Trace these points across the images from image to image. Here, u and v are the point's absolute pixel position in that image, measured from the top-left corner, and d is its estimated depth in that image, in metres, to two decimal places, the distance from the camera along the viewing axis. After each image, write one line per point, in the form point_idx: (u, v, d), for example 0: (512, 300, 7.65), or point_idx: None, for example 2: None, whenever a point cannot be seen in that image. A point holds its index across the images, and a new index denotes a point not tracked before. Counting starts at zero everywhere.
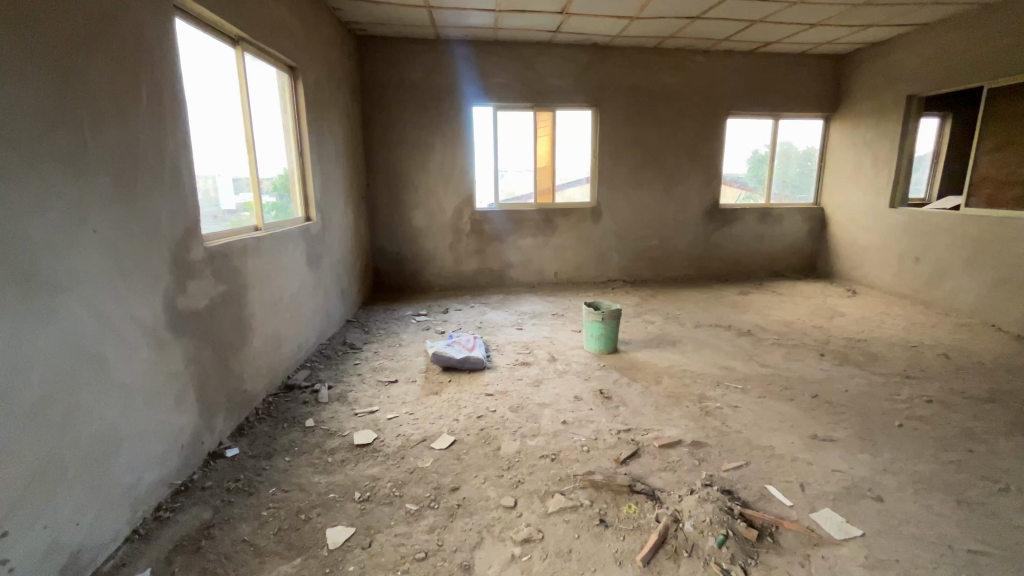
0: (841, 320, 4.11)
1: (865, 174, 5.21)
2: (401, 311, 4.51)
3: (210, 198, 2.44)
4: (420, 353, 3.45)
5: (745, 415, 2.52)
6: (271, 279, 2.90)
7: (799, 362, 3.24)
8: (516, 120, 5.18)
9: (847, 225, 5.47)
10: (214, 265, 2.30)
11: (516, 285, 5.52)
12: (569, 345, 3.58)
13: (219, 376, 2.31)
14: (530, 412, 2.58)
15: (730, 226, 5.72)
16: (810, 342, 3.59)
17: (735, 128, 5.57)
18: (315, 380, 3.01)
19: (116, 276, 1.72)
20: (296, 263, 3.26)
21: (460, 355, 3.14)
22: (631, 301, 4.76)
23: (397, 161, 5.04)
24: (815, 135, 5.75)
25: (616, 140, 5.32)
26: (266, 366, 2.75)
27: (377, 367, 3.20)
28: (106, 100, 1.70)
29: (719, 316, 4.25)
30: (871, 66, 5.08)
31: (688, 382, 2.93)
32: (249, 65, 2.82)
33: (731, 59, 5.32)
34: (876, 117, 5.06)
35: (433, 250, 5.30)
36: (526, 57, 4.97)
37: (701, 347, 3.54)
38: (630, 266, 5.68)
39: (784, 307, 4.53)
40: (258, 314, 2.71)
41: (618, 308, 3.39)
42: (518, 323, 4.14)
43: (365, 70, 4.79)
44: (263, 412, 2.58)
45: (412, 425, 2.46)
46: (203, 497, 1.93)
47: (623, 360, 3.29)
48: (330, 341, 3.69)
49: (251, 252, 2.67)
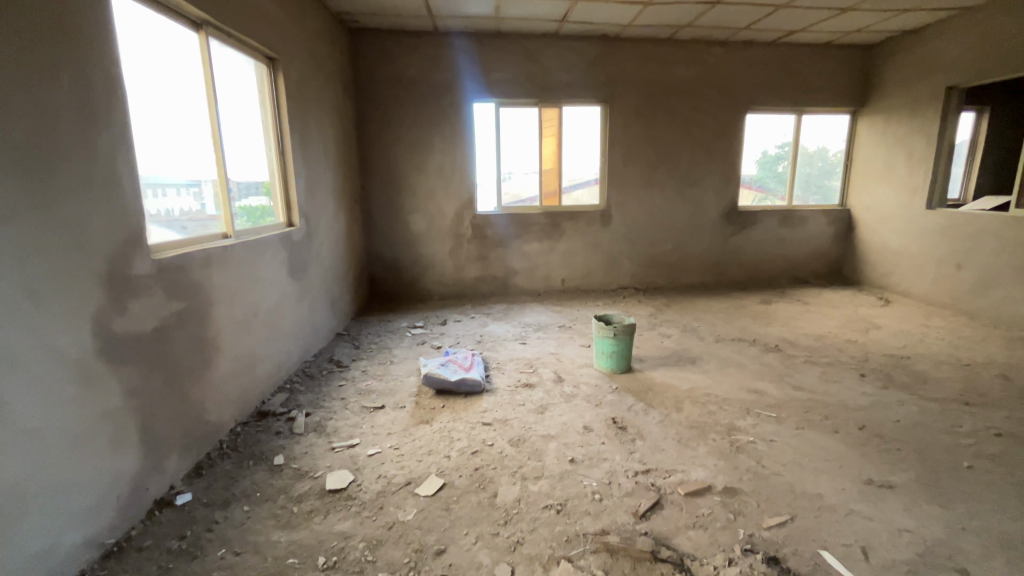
0: (877, 333, 3.73)
1: (897, 173, 4.82)
2: (396, 323, 4.18)
3: (161, 203, 2.10)
4: (411, 373, 3.11)
5: (782, 452, 2.17)
6: (243, 292, 2.57)
7: (837, 384, 2.87)
8: (521, 118, 4.85)
9: (878, 227, 5.07)
10: (166, 279, 1.98)
11: (521, 293, 5.19)
12: (578, 363, 3.24)
13: (173, 409, 1.99)
14: (533, 448, 2.24)
15: (750, 230, 5.35)
16: (847, 360, 3.22)
17: (754, 125, 5.20)
18: (293, 405, 2.68)
19: (20, 298, 1.39)
20: (275, 273, 2.94)
21: (456, 377, 2.80)
22: (645, 311, 4.41)
23: (394, 162, 4.74)
24: (841, 131, 5.36)
25: (627, 138, 4.97)
26: (235, 392, 2.43)
27: (362, 391, 2.87)
28: (10, 83, 1.38)
29: (742, 328, 3.89)
30: (904, 55, 4.69)
31: (713, 410, 2.57)
32: (216, 52, 2.51)
33: (751, 50, 4.96)
34: (911, 111, 4.66)
35: (432, 256, 4.98)
36: (531, 50, 4.65)
37: (725, 365, 3.18)
38: (642, 272, 5.32)
39: (812, 318, 4.15)
40: (226, 334, 2.39)
41: (632, 323, 3.04)
42: (521, 337, 3.79)
43: (359, 65, 4.50)
44: (229, 445, 2.26)
45: (396, 463, 2.13)
46: (138, 561, 1.61)
47: (637, 382, 2.94)
48: (315, 358, 3.37)
49: (216, 263, 2.35)
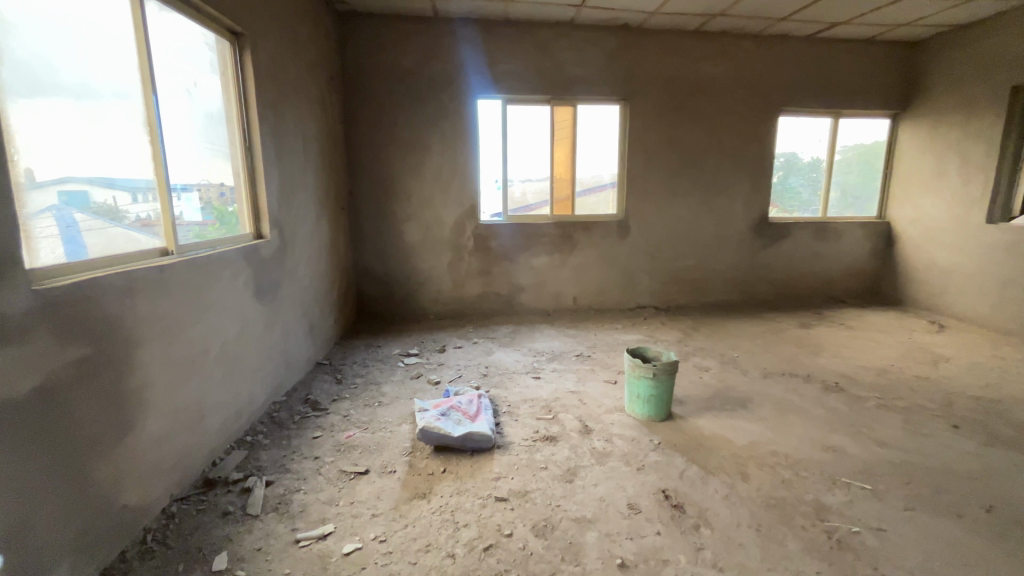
0: (948, 368, 3.21)
1: (949, 182, 4.35)
2: (387, 350, 3.60)
3: (87, 211, 1.62)
4: (404, 421, 2.53)
5: (900, 551, 1.63)
6: (187, 326, 1.98)
7: (928, 439, 2.33)
8: (530, 117, 4.32)
9: (925, 242, 4.60)
10: (56, 320, 1.40)
11: (528, 312, 4.62)
12: (605, 406, 2.68)
13: (68, 501, 1.41)
14: (567, 541, 1.67)
15: (781, 244, 4.83)
16: (927, 405, 2.69)
17: (787, 128, 4.70)
18: (252, 469, 2.09)
19: None
20: (234, 298, 2.34)
21: (460, 431, 2.23)
22: (672, 337, 3.86)
23: (386, 165, 4.19)
24: (880, 136, 4.88)
25: (648, 140, 4.45)
26: (170, 458, 1.84)
27: (342, 447, 2.28)
28: None
29: (788, 360, 3.35)
30: (958, 54, 4.22)
31: (789, 479, 2.02)
32: (155, 14, 1.95)
33: (786, 44, 4.47)
34: (966, 114, 4.20)
35: (428, 270, 4.42)
36: (543, 40, 4.13)
37: (783, 411, 2.64)
38: (662, 290, 4.77)
39: (866, 347, 3.62)
40: (159, 382, 1.81)
41: (674, 360, 2.48)
42: (534, 369, 3.23)
43: (348, 54, 3.96)
44: (155, 539, 1.66)
45: (381, 568, 1.55)
46: None
47: (683, 435, 2.39)
48: (288, 398, 2.78)
49: (144, 288, 1.76)
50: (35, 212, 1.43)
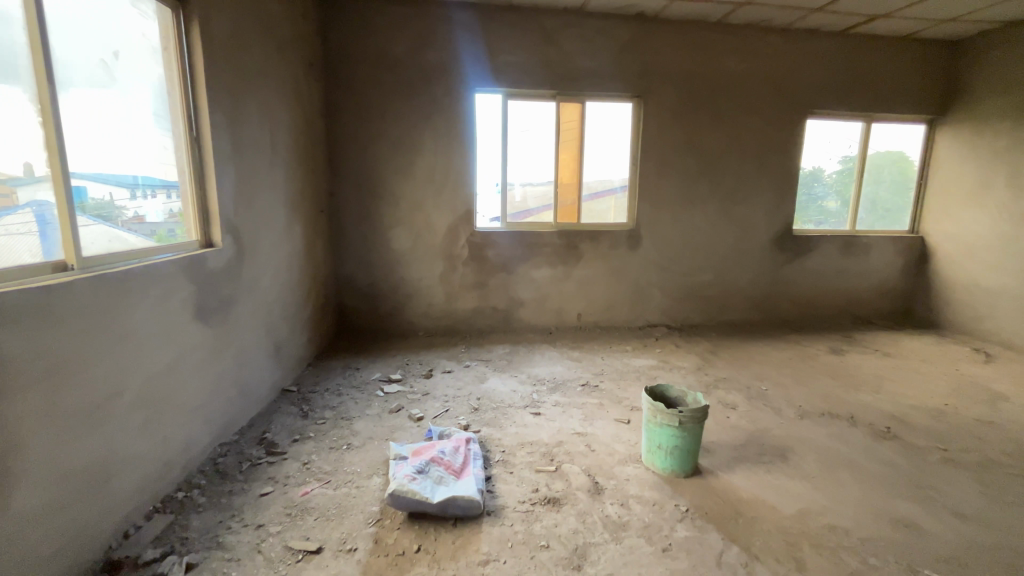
0: (1011, 410, 2.78)
1: (995, 194, 3.94)
2: (366, 375, 3.15)
3: None
4: (375, 472, 2.09)
5: None
6: (89, 363, 1.54)
7: (1017, 510, 1.90)
8: (533, 113, 3.89)
9: (965, 259, 4.18)
10: None
11: (527, 329, 4.19)
12: (618, 455, 2.24)
13: None
14: None
15: (806, 259, 4.40)
16: (1001, 460, 2.25)
17: (816, 132, 4.28)
18: (174, 543, 1.64)
19: None
20: (167, 321, 1.90)
21: (440, 496, 1.78)
22: (690, 363, 3.43)
23: (372, 164, 3.75)
24: (915, 143, 4.46)
25: (664, 142, 4.03)
26: (55, 539, 1.40)
27: (293, 510, 1.83)
28: None
29: (827, 396, 2.92)
30: (1009, 51, 3.80)
31: (858, 571, 1.58)
32: None
33: (817, 39, 4.05)
34: (1017, 120, 3.79)
35: (418, 282, 3.98)
36: (549, 30, 3.71)
37: (832, 465, 2.20)
38: (675, 307, 4.34)
39: (910, 380, 3.20)
40: (38, 443, 1.36)
41: (704, 405, 2.04)
42: (534, 403, 2.78)
43: (331, 40, 3.54)
44: None
45: None
46: None
47: (716, 498, 1.95)
48: (240, 437, 2.33)
49: (21, 319, 1.32)
50: (5, 209, 1.35)
